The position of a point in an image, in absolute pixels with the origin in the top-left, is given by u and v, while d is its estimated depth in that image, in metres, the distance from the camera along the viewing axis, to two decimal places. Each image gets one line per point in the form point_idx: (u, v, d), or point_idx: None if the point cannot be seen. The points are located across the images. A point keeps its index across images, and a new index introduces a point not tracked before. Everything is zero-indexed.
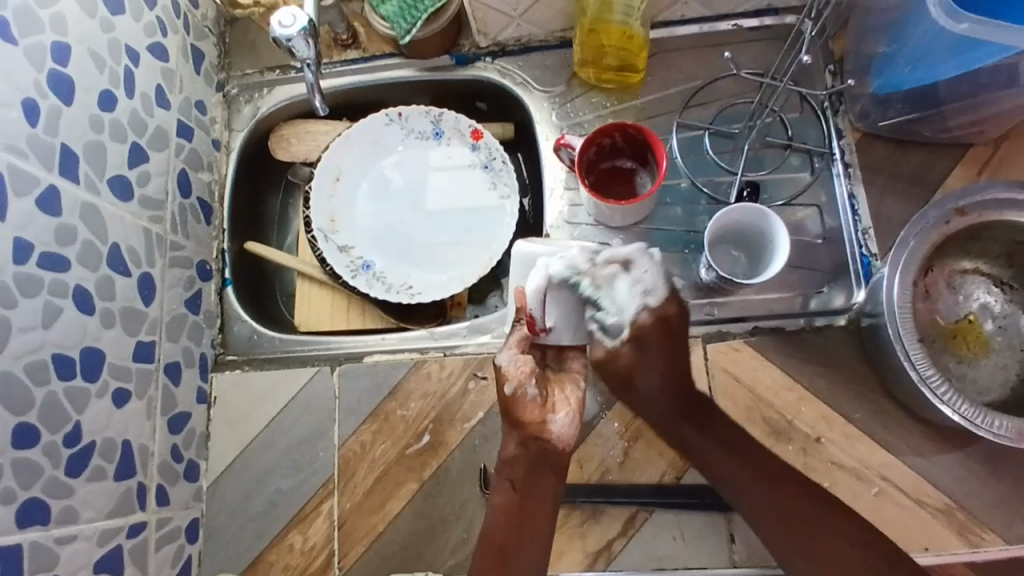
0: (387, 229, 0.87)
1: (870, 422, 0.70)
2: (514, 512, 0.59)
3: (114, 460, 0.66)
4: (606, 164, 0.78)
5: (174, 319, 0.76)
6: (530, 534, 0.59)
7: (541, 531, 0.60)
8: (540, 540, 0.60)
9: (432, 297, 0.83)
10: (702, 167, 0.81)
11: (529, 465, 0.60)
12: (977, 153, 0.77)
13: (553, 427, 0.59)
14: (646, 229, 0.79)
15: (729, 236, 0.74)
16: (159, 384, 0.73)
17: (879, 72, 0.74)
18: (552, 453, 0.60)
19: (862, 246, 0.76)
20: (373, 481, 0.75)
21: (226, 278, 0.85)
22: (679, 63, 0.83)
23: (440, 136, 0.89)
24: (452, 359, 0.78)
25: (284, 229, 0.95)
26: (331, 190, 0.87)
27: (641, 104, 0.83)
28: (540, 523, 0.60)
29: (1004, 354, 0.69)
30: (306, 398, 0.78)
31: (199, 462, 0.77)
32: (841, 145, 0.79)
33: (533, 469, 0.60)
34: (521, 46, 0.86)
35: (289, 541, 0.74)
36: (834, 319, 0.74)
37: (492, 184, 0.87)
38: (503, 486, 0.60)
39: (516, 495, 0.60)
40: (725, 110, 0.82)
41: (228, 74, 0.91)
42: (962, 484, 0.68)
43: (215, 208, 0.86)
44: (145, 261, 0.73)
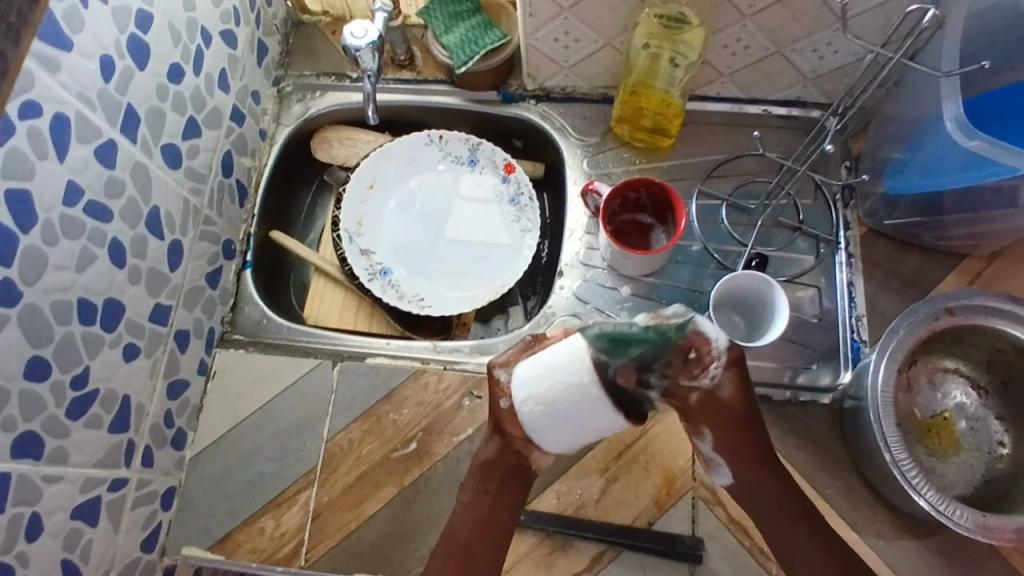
0: (410, 241, 0.90)
1: (841, 501, 0.73)
2: (484, 517, 0.64)
3: (111, 412, 0.67)
4: (626, 217, 0.83)
5: (193, 288, 0.79)
6: (488, 542, 0.64)
7: (507, 523, 0.65)
8: (499, 543, 0.65)
9: (442, 313, 0.86)
10: (715, 234, 0.85)
11: (504, 470, 0.63)
12: (971, 265, 0.82)
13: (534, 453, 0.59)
14: (652, 282, 0.84)
15: (730, 300, 0.78)
16: (167, 348, 0.74)
17: (891, 174, 0.80)
18: (524, 465, 0.62)
19: (854, 332, 0.80)
20: (354, 478, 0.76)
21: (246, 260, 0.87)
22: (707, 135, 0.89)
23: (474, 164, 0.93)
24: (451, 373, 0.80)
25: (309, 225, 0.98)
26: (363, 195, 0.91)
27: (667, 166, 0.88)
28: (502, 522, 0.65)
29: (972, 454, 0.73)
30: (303, 387, 0.80)
31: (187, 433, 0.79)
32: (847, 236, 0.84)
33: (509, 475, 0.63)
34: (565, 94, 0.92)
35: (261, 525, 0.75)
36: (818, 396, 0.77)
37: (516, 217, 0.91)
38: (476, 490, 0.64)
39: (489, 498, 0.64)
40: (744, 186, 0.87)
41: (286, 72, 0.96)
42: (919, 573, 0.71)
43: (250, 192, 0.89)
44: (178, 229, 0.75)
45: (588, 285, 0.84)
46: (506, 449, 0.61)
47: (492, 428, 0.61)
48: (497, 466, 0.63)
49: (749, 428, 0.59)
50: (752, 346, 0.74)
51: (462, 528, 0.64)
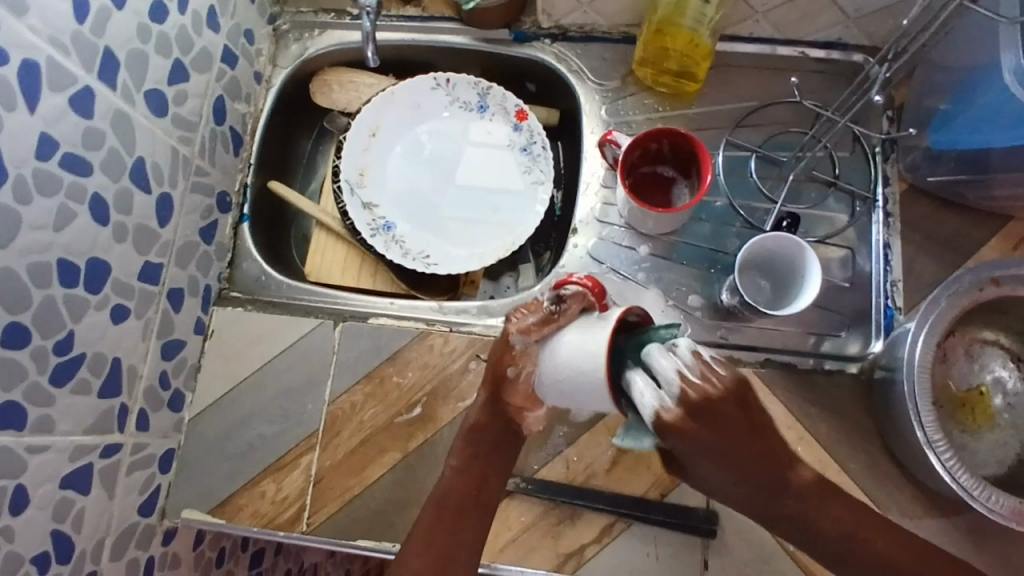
0: (415, 194, 0.85)
1: (864, 475, 0.69)
2: (474, 485, 0.60)
3: (101, 376, 0.65)
4: (646, 170, 0.76)
5: (185, 244, 0.75)
6: (469, 525, 0.59)
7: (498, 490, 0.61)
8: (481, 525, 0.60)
9: (448, 271, 0.81)
10: (742, 190, 0.79)
11: (492, 435, 0.61)
12: (1020, 227, 0.76)
13: (529, 415, 0.58)
14: (673, 241, 0.78)
15: (756, 262, 0.73)
16: (159, 308, 0.71)
17: (937, 127, 0.73)
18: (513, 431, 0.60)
19: (888, 298, 0.74)
20: (356, 444, 0.74)
21: (243, 213, 0.83)
22: (737, 80, 0.81)
23: (484, 110, 0.87)
24: (457, 336, 0.77)
25: (309, 175, 0.93)
26: (365, 144, 0.85)
27: (691, 114, 0.81)
28: (495, 486, 0.61)
29: (1008, 431, 0.69)
30: (304, 348, 0.77)
31: (185, 394, 0.76)
32: (885, 193, 0.77)
33: (495, 442, 0.61)
34: (583, 34, 0.84)
35: (262, 488, 0.73)
36: (845, 365, 0.73)
37: (528, 168, 0.85)
38: (463, 455, 0.61)
39: (478, 469, 0.61)
40: (776, 136, 0.80)
41: (282, 8, 0.89)
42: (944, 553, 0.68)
43: (246, 140, 0.84)
44: (166, 182, 0.71)
45: (603, 244, 0.79)
46: (498, 412, 0.59)
47: (485, 386, 0.58)
48: (489, 425, 0.60)
49: (758, 436, 0.48)
50: (779, 314, 0.69)
51: (446, 501, 0.60)
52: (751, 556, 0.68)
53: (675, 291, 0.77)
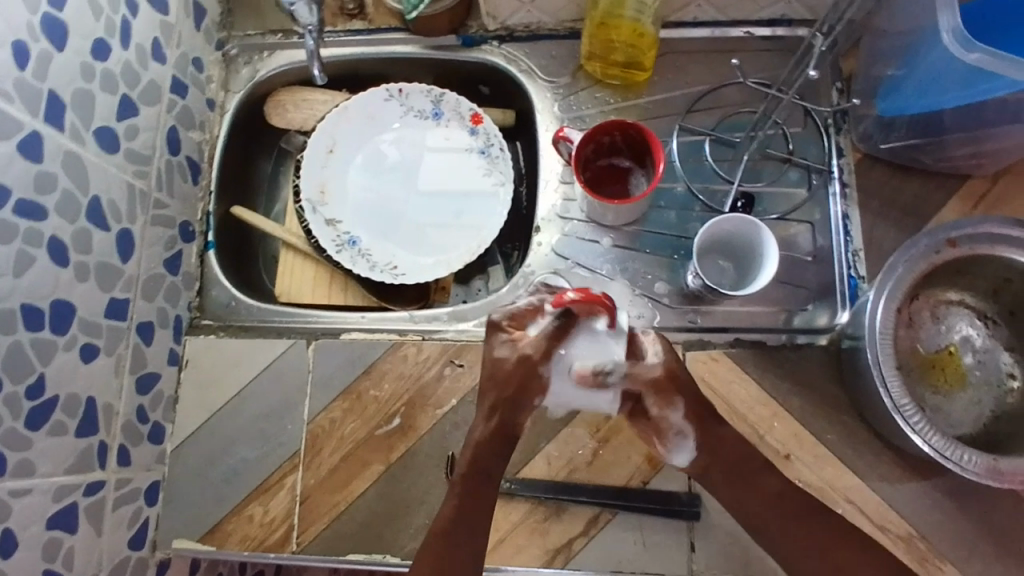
0: (378, 206, 0.85)
1: (840, 444, 0.70)
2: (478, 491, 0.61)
3: (76, 416, 0.65)
4: (603, 162, 0.77)
5: (151, 277, 0.75)
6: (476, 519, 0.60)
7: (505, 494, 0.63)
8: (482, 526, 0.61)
9: (416, 280, 0.82)
10: (699, 174, 0.80)
11: (503, 444, 0.63)
12: (975, 186, 0.77)
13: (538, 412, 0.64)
14: (636, 231, 0.79)
15: (716, 245, 0.74)
16: (130, 343, 0.71)
17: (885, 93, 0.74)
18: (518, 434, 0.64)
19: (850, 268, 0.75)
20: (339, 459, 0.74)
21: (209, 241, 0.83)
22: (685, 65, 0.82)
23: (439, 117, 0.87)
24: (430, 344, 0.77)
25: (273, 196, 0.93)
26: (323, 161, 0.85)
27: (644, 103, 0.82)
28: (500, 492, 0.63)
29: (979, 389, 0.70)
30: (278, 369, 0.77)
31: (165, 425, 0.76)
32: (840, 164, 0.78)
33: (504, 447, 0.63)
34: (530, 32, 0.85)
35: (249, 512, 0.74)
36: (815, 338, 0.74)
37: (488, 170, 0.85)
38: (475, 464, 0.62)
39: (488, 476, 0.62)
40: (728, 118, 0.81)
41: (229, 33, 0.89)
42: (925, 513, 0.69)
43: (204, 168, 0.84)
44: (125, 217, 0.71)
45: (568, 239, 0.79)
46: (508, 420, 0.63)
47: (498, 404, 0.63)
48: (493, 433, 0.63)
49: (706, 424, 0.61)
50: (742, 294, 0.70)
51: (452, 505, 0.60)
52: (736, 535, 0.69)
53: (641, 279, 0.78)
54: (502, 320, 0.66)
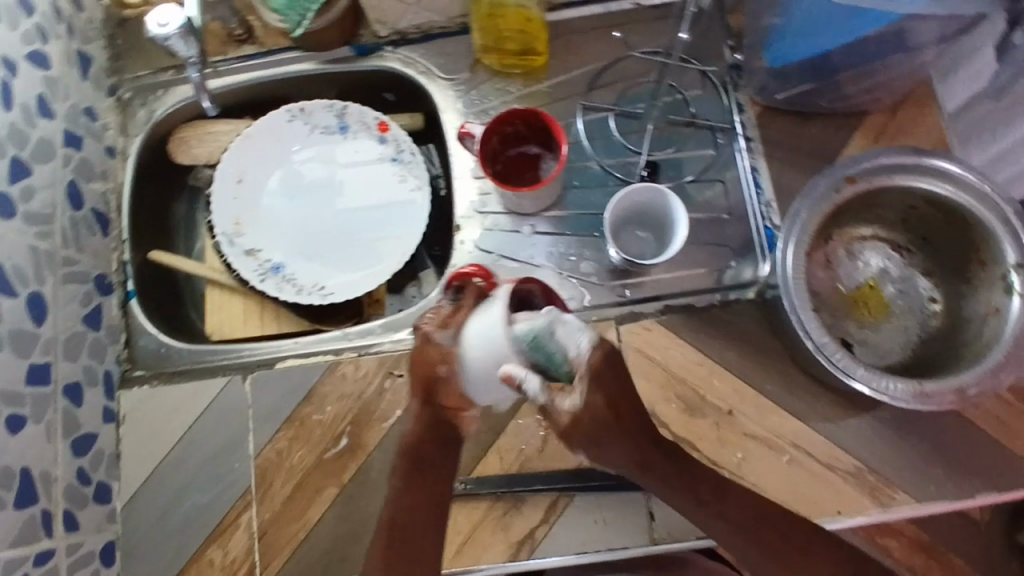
0: (297, 229, 0.84)
1: (779, 392, 0.72)
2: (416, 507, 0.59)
3: (12, 489, 0.63)
4: (512, 152, 0.76)
5: (71, 337, 0.73)
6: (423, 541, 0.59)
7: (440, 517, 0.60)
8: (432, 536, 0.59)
9: (346, 297, 0.81)
10: (608, 150, 0.80)
11: (432, 451, 0.59)
12: (872, 124, 0.78)
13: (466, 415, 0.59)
14: (558, 215, 0.79)
15: (632, 217, 0.74)
16: (58, 407, 0.70)
17: (769, 45, 0.75)
18: (451, 442, 0.60)
19: (766, 219, 0.77)
20: (292, 489, 0.73)
21: (129, 290, 0.82)
22: (579, 44, 0.82)
23: (345, 130, 0.86)
24: (368, 359, 0.76)
25: (192, 236, 0.92)
26: (235, 192, 0.84)
27: (546, 88, 0.82)
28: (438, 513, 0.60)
29: (903, 317, 0.71)
30: (218, 409, 0.76)
31: (111, 483, 0.75)
32: (742, 120, 0.79)
33: (431, 456, 0.60)
34: (422, 33, 0.84)
35: (209, 557, 0.72)
36: (744, 292, 0.75)
37: (402, 177, 0.85)
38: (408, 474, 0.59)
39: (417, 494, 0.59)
40: (628, 91, 0.81)
41: (121, 77, 0.87)
42: (870, 446, 0.70)
43: (113, 218, 0.83)
44: (33, 279, 0.69)
45: (490, 233, 0.79)
46: (434, 422, 0.59)
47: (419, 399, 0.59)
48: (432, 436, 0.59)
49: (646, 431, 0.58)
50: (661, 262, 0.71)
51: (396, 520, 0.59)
52: None
53: (566, 262, 0.78)
54: (429, 325, 0.55)
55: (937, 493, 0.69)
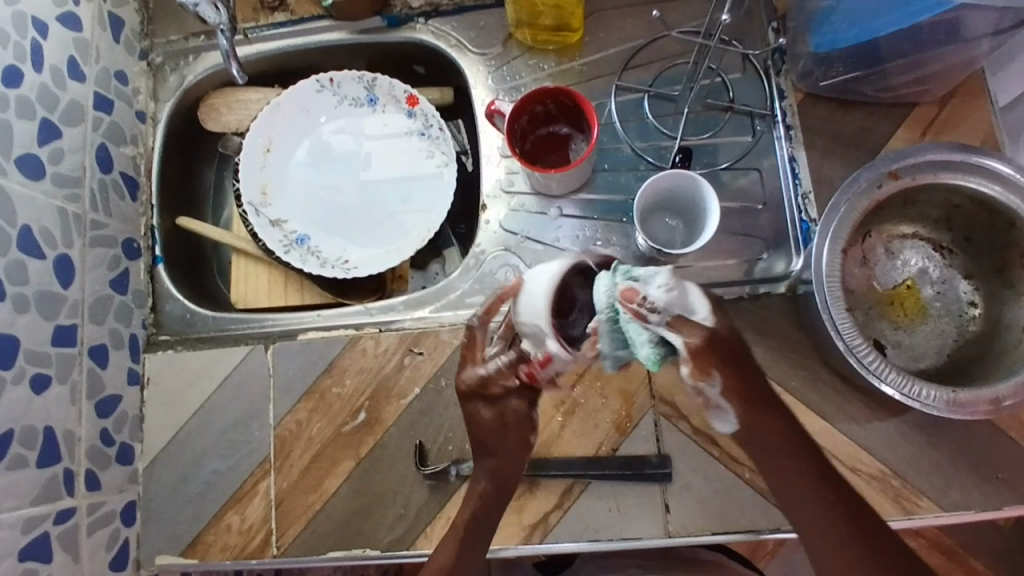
0: (323, 202, 0.83)
1: (805, 390, 0.70)
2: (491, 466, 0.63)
3: (35, 447, 0.65)
4: (542, 131, 0.75)
5: (98, 300, 0.74)
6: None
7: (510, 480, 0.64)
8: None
9: (368, 272, 0.81)
10: (643, 134, 0.78)
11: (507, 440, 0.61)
12: (922, 113, 0.75)
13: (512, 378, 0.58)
14: (586, 198, 0.77)
15: (661, 203, 0.72)
16: (84, 368, 0.71)
17: (816, 29, 0.72)
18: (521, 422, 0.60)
19: (802, 212, 0.74)
20: (309, 460, 0.74)
21: (156, 255, 0.82)
22: (617, 21, 0.80)
23: (374, 103, 0.85)
24: (388, 335, 0.76)
25: (220, 205, 0.92)
26: (262, 162, 0.83)
27: (579, 66, 0.79)
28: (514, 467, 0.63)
29: (940, 320, 0.69)
30: (240, 377, 0.77)
31: (134, 445, 0.76)
32: (783, 106, 0.77)
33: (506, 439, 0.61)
34: (455, 5, 0.82)
35: (227, 522, 0.74)
36: (775, 286, 0.73)
37: (430, 152, 0.84)
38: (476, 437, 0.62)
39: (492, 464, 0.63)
40: (666, 72, 0.79)
41: (152, 41, 0.87)
42: (897, 449, 0.68)
43: (142, 183, 0.83)
44: (61, 242, 0.70)
45: (517, 214, 0.78)
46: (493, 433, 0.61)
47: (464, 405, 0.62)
48: (502, 461, 0.62)
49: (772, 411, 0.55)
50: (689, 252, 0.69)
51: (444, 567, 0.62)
52: (709, 491, 0.69)
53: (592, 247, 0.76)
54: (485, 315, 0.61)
55: (962, 502, 0.67)
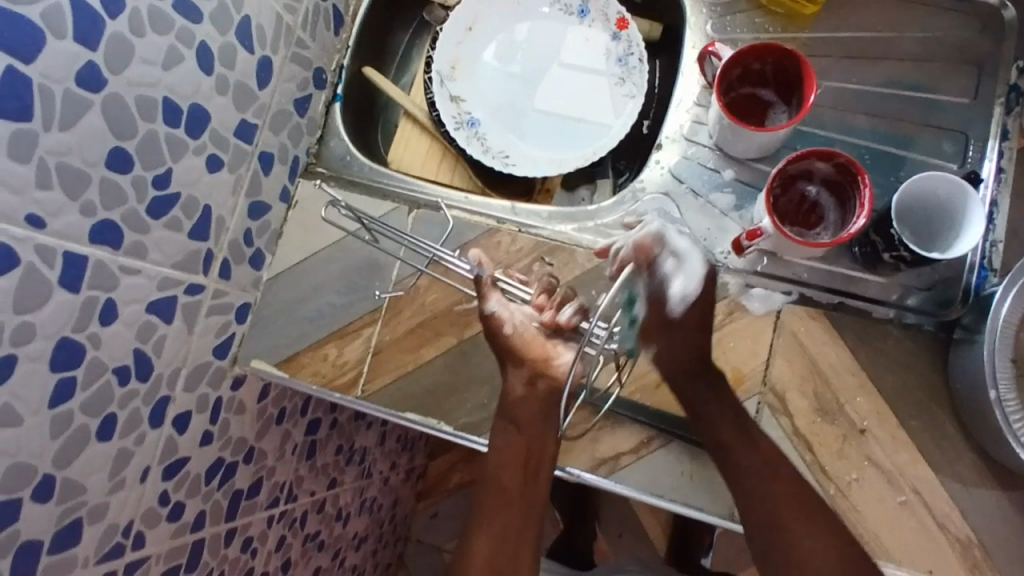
0: (504, 94, 0.85)
1: (922, 433, 0.67)
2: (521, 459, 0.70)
3: (192, 218, 0.67)
4: (746, 91, 0.73)
5: (280, 112, 0.77)
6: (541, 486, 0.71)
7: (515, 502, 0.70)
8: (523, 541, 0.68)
9: (524, 173, 0.82)
10: (846, 128, 0.74)
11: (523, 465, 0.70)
12: None
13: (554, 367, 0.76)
14: (762, 170, 0.75)
15: (912, 208, 0.69)
16: (250, 167, 0.74)
17: None
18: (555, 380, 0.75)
19: (984, 259, 0.71)
20: (416, 323, 0.77)
21: (336, 93, 0.86)
22: (858, 7, 0.76)
23: (584, 15, 0.85)
24: (525, 237, 0.77)
25: (403, 68, 0.97)
26: (461, 37, 0.85)
27: (805, 38, 0.76)
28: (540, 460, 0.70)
29: None
30: (378, 228, 0.80)
31: (266, 255, 0.80)
32: (1001, 147, 0.73)
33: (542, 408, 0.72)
34: None
35: (325, 351, 0.78)
36: (926, 321, 0.70)
37: (620, 80, 0.84)
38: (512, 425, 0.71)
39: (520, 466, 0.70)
40: (894, 75, 0.75)
41: None
42: (992, 523, 0.65)
43: (347, 21, 0.86)
44: (269, 44, 0.73)
45: (688, 162, 0.77)
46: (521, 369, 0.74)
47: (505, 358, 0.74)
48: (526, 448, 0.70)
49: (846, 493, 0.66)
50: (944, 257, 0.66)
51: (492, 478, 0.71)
52: None
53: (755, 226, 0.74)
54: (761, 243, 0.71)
55: None
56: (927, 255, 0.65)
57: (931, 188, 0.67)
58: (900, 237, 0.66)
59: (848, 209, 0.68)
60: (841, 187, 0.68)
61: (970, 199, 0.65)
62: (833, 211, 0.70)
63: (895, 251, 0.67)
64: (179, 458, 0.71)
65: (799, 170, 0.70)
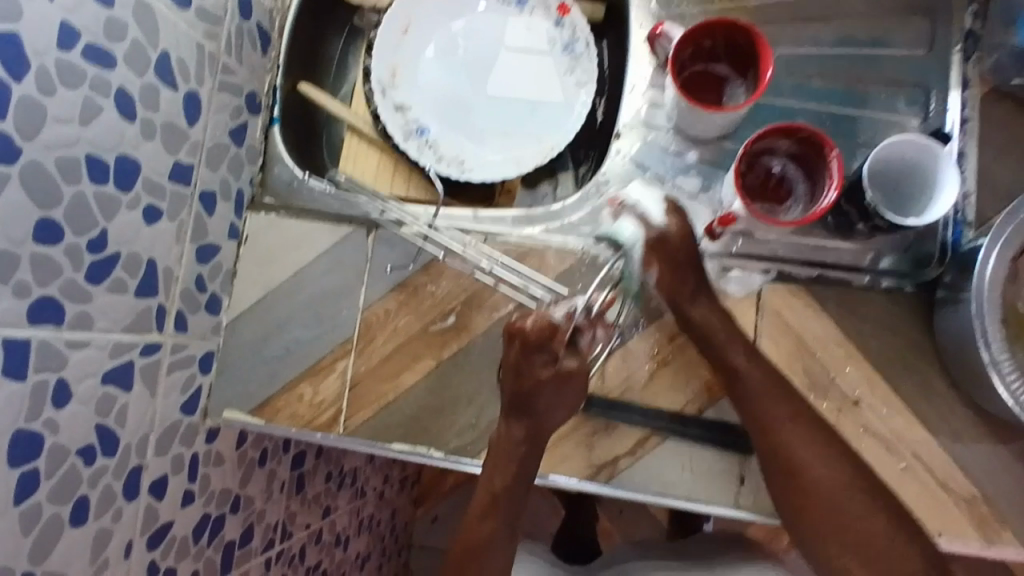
0: (449, 97, 0.81)
1: (915, 396, 0.67)
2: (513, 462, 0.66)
3: (137, 275, 0.63)
4: (699, 69, 0.71)
5: (216, 146, 0.73)
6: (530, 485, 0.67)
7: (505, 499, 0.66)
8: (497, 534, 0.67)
9: (483, 178, 0.79)
10: (805, 95, 0.72)
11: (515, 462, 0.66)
12: None
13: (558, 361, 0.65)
14: (725, 147, 0.73)
15: (884, 172, 0.68)
16: (193, 210, 0.70)
17: None
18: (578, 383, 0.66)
19: (957, 212, 0.70)
20: (391, 349, 0.74)
21: (273, 116, 0.81)
22: None
23: (523, 4, 0.82)
24: (492, 244, 0.75)
25: (340, 78, 0.93)
26: (397, 42, 0.81)
27: (752, 5, 0.74)
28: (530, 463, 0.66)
29: None
30: (337, 254, 0.76)
31: (222, 297, 0.75)
32: (964, 96, 0.70)
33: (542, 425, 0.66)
34: None
35: (299, 392, 0.74)
36: (903, 284, 0.69)
37: (569, 68, 0.81)
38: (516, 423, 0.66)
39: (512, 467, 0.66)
40: (845, 35, 0.73)
41: None
42: (994, 476, 0.65)
43: (273, 38, 0.81)
44: (193, 76, 0.68)
45: (648, 149, 0.75)
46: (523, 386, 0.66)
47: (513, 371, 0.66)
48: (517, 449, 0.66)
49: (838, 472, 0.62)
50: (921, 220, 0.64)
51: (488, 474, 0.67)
52: None
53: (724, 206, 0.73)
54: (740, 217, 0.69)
55: None
56: (903, 220, 0.64)
57: (904, 151, 0.66)
58: (876, 205, 0.64)
59: (817, 179, 0.67)
60: (807, 158, 0.67)
61: (939, 156, 0.64)
62: (801, 182, 0.68)
63: (870, 221, 0.66)
64: (162, 524, 0.67)
65: (762, 146, 0.68)
